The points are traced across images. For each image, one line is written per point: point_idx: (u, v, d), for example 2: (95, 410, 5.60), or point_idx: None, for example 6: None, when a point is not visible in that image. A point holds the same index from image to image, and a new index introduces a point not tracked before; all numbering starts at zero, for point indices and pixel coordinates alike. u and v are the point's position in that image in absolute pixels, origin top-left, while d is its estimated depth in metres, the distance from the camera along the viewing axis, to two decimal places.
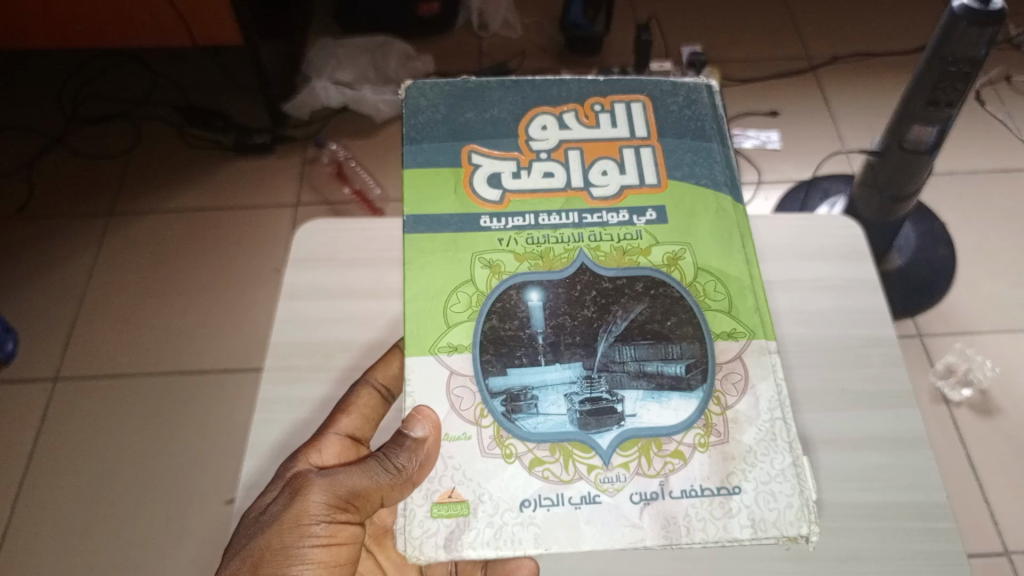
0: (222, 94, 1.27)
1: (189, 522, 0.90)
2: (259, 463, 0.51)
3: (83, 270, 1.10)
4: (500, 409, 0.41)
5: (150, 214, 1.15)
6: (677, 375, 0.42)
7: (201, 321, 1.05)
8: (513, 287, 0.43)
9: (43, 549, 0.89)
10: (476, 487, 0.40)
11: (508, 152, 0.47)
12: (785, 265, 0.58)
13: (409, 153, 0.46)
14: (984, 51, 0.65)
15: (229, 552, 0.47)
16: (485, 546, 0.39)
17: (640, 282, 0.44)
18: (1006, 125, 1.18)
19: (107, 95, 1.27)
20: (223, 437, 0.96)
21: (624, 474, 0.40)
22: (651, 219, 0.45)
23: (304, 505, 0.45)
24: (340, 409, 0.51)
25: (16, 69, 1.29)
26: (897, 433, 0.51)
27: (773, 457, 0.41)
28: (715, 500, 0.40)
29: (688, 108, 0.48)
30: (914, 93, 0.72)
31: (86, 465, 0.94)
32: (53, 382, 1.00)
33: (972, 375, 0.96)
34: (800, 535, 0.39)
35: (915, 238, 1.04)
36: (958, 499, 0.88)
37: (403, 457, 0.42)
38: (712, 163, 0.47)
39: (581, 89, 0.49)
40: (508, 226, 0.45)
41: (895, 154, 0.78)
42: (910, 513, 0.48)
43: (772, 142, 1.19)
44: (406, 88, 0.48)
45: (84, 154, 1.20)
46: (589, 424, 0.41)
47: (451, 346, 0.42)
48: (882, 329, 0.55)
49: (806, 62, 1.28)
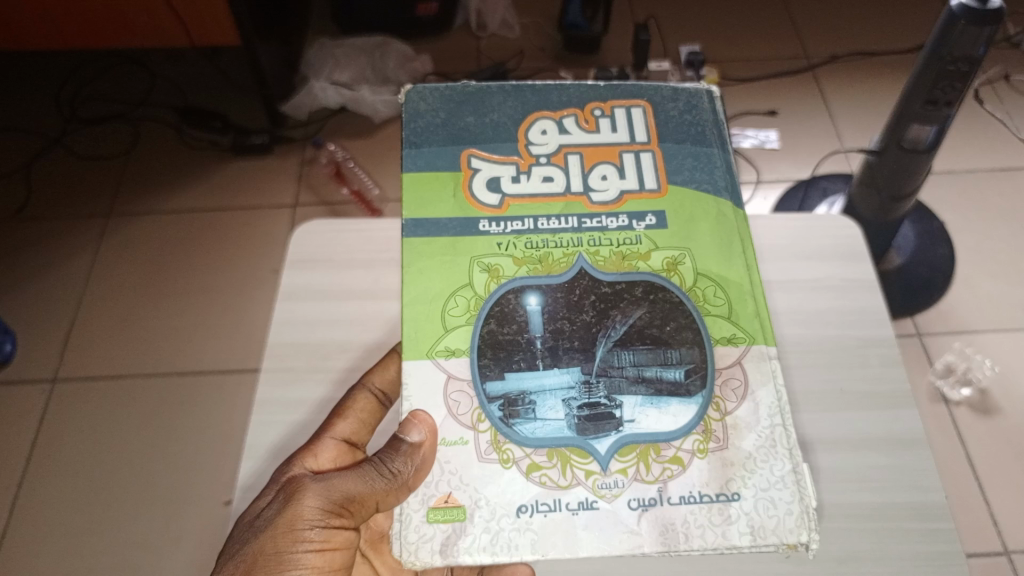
0: (220, 93, 1.26)
1: (189, 522, 0.90)
2: (256, 465, 0.51)
3: (82, 270, 1.10)
4: (498, 414, 0.41)
5: (147, 214, 1.14)
6: (676, 380, 0.42)
7: (199, 323, 1.04)
8: (512, 291, 0.43)
9: (43, 550, 0.88)
10: (472, 492, 0.40)
11: (507, 156, 0.46)
12: (783, 265, 0.58)
13: (408, 157, 0.46)
14: (983, 50, 0.65)
15: (223, 556, 0.46)
16: (481, 552, 0.38)
17: (639, 287, 0.44)
18: (1005, 124, 1.18)
19: (105, 95, 1.27)
20: (222, 439, 0.95)
21: (622, 480, 0.40)
22: (651, 224, 0.45)
23: (298, 509, 0.45)
24: (336, 413, 0.50)
25: (15, 69, 1.28)
26: (895, 434, 0.51)
27: (772, 464, 0.40)
28: (714, 507, 0.39)
29: (688, 113, 0.48)
30: (913, 92, 0.71)
31: (85, 465, 0.94)
32: (52, 383, 1.00)
33: (972, 374, 0.96)
34: (800, 542, 0.39)
35: (913, 237, 1.04)
36: (957, 498, 0.88)
37: (398, 462, 0.42)
38: (713, 169, 0.47)
39: (581, 95, 0.48)
40: (507, 230, 0.44)
41: (894, 153, 0.78)
42: (909, 514, 0.48)
43: (771, 141, 1.19)
44: (406, 92, 0.48)
45: (82, 156, 1.20)
46: (588, 429, 0.40)
47: (449, 350, 0.42)
48: (880, 329, 0.55)
49: (805, 61, 1.27)
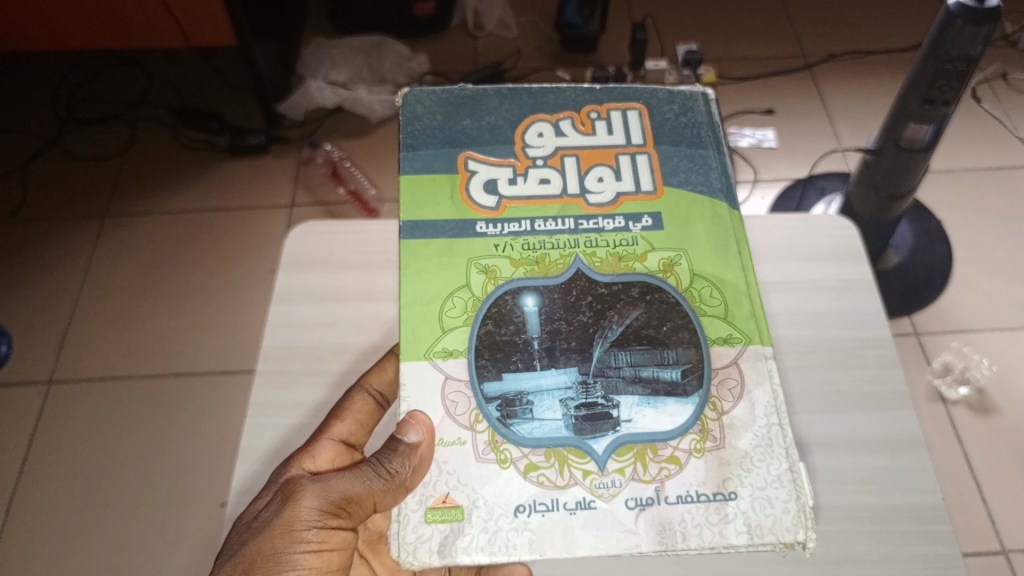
0: (216, 94, 1.26)
1: (186, 524, 0.90)
2: (252, 468, 0.51)
3: (78, 270, 1.10)
4: (495, 414, 0.41)
5: (144, 215, 1.14)
6: (673, 380, 0.42)
7: (197, 322, 1.04)
8: (509, 292, 0.43)
9: (39, 552, 0.88)
10: (470, 492, 0.40)
11: (504, 158, 0.46)
12: (780, 266, 0.58)
13: (405, 160, 0.46)
14: (979, 49, 0.65)
15: (221, 557, 0.46)
16: (479, 552, 0.38)
17: (636, 288, 0.44)
18: (1003, 122, 1.18)
19: (102, 96, 1.26)
20: (220, 440, 0.95)
21: (620, 480, 0.40)
22: (647, 226, 0.45)
23: (296, 510, 0.45)
24: (334, 414, 0.50)
25: (11, 70, 1.28)
26: (892, 436, 0.51)
27: (769, 463, 0.40)
28: (711, 506, 0.40)
29: (683, 116, 0.48)
30: (911, 91, 0.71)
31: (82, 466, 0.94)
32: (48, 385, 0.99)
33: (970, 374, 0.96)
34: (797, 540, 0.39)
35: (911, 237, 1.05)
36: (955, 497, 0.88)
37: (396, 463, 0.42)
38: (708, 171, 0.47)
39: (577, 97, 0.48)
40: (504, 231, 0.44)
41: (892, 152, 0.78)
42: (906, 516, 0.48)
43: (768, 140, 1.19)
44: (404, 95, 0.48)
45: (79, 156, 1.19)
46: (585, 429, 0.40)
47: (446, 351, 0.42)
48: (877, 330, 0.55)
49: (801, 60, 1.27)
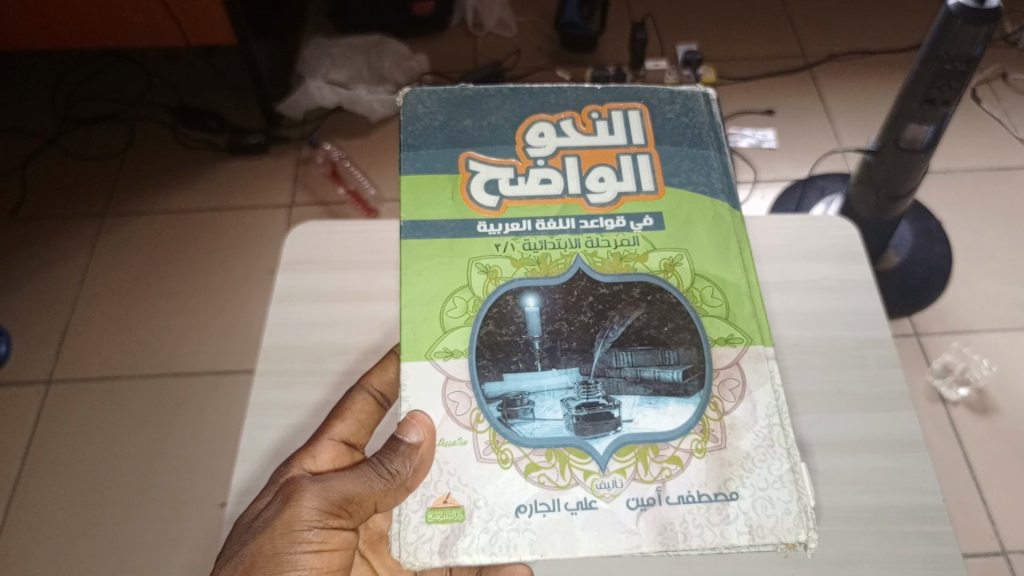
0: (216, 93, 1.26)
1: (186, 524, 0.90)
2: (252, 468, 0.51)
3: (78, 270, 1.09)
4: (496, 414, 0.41)
5: (143, 215, 1.14)
6: (674, 380, 0.42)
7: (196, 322, 1.04)
8: (510, 292, 0.43)
9: (38, 552, 0.88)
10: (471, 492, 0.40)
11: (505, 158, 0.46)
12: (780, 266, 0.58)
13: (406, 159, 0.46)
14: (979, 50, 0.65)
15: (221, 557, 0.46)
16: (479, 552, 0.38)
17: (637, 288, 0.44)
18: (1002, 122, 1.18)
19: (101, 95, 1.26)
20: (219, 440, 0.95)
21: (621, 480, 0.40)
22: (648, 226, 0.45)
23: (296, 510, 0.45)
24: (334, 414, 0.50)
25: (10, 69, 1.28)
26: (893, 436, 0.51)
27: (770, 463, 0.40)
28: (712, 506, 0.40)
29: (684, 116, 0.48)
30: (911, 91, 0.71)
31: (81, 466, 0.94)
32: (47, 385, 0.99)
33: (970, 374, 0.96)
34: (798, 541, 0.39)
35: (911, 237, 1.05)
36: (955, 498, 0.88)
37: (397, 463, 0.42)
38: (709, 171, 0.47)
39: (578, 98, 0.48)
40: (505, 231, 0.44)
41: (892, 152, 0.78)
42: (907, 516, 0.48)
43: (768, 140, 1.19)
44: (404, 95, 0.48)
45: (79, 156, 1.19)
46: (586, 430, 0.40)
47: (447, 351, 0.42)
48: (878, 330, 0.55)
49: (801, 60, 1.27)
